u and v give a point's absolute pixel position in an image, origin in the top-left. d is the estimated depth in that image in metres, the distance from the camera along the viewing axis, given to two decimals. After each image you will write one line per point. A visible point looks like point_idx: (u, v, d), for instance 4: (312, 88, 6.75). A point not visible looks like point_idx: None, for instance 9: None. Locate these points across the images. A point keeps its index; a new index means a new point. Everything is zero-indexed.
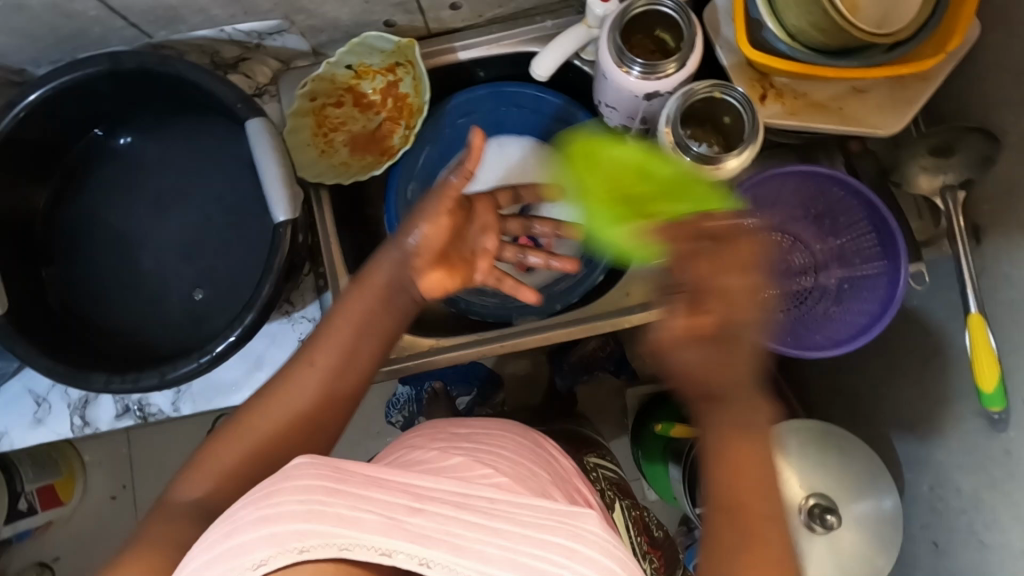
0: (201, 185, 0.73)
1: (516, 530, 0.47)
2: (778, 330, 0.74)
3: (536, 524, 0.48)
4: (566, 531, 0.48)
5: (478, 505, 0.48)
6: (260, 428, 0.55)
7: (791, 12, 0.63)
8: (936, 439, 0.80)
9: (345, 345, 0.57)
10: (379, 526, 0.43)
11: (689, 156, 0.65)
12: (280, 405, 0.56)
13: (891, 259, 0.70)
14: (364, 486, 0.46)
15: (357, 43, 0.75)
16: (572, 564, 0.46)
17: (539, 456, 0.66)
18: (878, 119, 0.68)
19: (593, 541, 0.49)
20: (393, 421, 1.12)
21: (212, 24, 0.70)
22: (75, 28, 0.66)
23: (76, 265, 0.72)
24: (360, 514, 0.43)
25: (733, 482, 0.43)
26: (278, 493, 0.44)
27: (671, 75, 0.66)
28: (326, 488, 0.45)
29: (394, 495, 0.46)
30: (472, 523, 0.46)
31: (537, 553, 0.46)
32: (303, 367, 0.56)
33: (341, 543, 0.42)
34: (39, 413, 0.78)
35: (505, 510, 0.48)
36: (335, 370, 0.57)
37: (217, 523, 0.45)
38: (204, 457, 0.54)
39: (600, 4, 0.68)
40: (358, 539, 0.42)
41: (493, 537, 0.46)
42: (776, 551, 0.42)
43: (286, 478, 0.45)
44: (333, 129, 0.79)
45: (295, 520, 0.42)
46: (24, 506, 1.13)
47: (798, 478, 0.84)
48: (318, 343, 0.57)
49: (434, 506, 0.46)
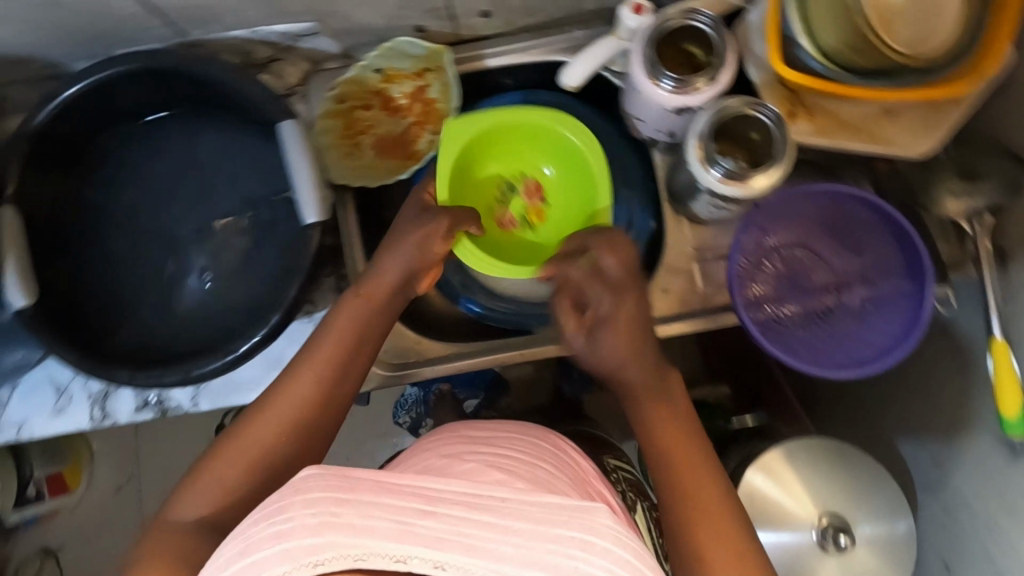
0: (229, 185, 0.74)
1: (527, 526, 0.45)
2: (798, 346, 0.72)
3: (548, 520, 0.45)
4: (579, 525, 0.46)
5: (491, 504, 0.46)
6: (264, 425, 0.58)
7: (828, 32, 0.63)
8: (952, 463, 0.79)
9: (339, 350, 0.61)
10: (392, 533, 0.42)
11: (716, 172, 0.65)
12: (285, 401, 0.59)
13: (916, 280, 0.70)
14: (374, 492, 0.45)
15: (388, 47, 0.77)
16: (587, 556, 0.44)
17: (558, 459, 0.66)
18: (907, 141, 0.69)
19: (607, 533, 0.46)
20: (401, 422, 1.15)
21: (246, 24, 0.71)
22: (113, 25, 0.67)
23: (91, 259, 0.71)
24: (373, 522, 0.43)
25: (663, 441, 0.59)
26: (290, 508, 0.44)
27: (702, 90, 0.66)
28: (336, 498, 0.44)
29: (407, 499, 0.45)
30: (486, 523, 0.44)
31: (552, 548, 0.43)
32: (295, 375, 0.60)
33: (357, 552, 0.41)
34: (60, 403, 0.78)
35: (517, 510, 0.46)
36: (331, 379, 0.60)
37: (231, 541, 0.45)
38: (203, 472, 0.56)
39: (633, 17, 0.69)
40: (373, 547, 0.41)
41: (508, 535, 0.44)
42: (703, 469, 0.58)
43: (295, 492, 0.45)
44: (360, 131, 0.80)
45: (309, 534, 0.42)
46: (32, 493, 1.14)
47: (810, 497, 0.83)
48: (310, 353, 0.61)
49: (445, 507, 0.45)
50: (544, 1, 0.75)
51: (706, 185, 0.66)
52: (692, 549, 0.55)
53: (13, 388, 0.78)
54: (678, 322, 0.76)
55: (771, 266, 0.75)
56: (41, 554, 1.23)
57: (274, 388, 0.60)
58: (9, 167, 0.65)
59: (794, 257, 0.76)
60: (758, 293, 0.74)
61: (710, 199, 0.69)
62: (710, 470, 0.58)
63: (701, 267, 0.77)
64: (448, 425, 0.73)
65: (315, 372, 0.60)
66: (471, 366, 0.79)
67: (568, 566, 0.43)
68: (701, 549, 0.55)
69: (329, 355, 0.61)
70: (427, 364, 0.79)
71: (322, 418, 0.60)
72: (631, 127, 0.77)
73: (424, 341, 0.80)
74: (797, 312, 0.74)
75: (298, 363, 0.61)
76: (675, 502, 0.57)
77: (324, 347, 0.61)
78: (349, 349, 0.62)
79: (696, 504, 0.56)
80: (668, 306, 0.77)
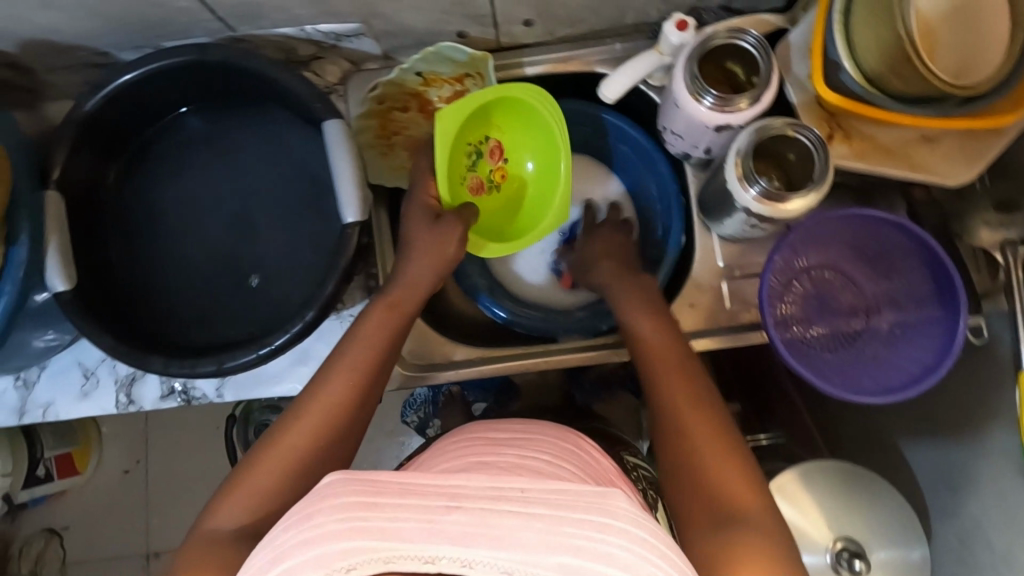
0: (269, 181, 0.76)
1: (549, 512, 0.42)
2: (826, 369, 0.72)
3: (569, 505, 0.43)
4: (598, 509, 0.43)
5: (511, 495, 0.43)
6: (295, 436, 0.58)
7: (872, 58, 0.63)
8: (971, 494, 0.77)
9: (367, 357, 0.62)
10: (419, 532, 0.40)
11: (754, 191, 0.65)
12: (316, 415, 0.59)
13: (948, 308, 0.69)
14: (399, 495, 0.43)
15: (431, 52, 0.75)
16: (607, 537, 0.41)
17: (580, 458, 0.64)
18: (945, 169, 0.69)
19: (623, 514, 0.43)
20: (408, 420, 1.13)
21: (293, 23, 0.72)
22: (164, 17, 0.68)
23: (140, 248, 0.76)
24: (400, 524, 0.41)
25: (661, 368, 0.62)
26: (317, 515, 0.43)
27: (744, 110, 0.66)
28: (364, 503, 0.43)
29: (431, 498, 0.43)
30: (510, 512, 0.42)
31: (573, 531, 0.41)
32: (326, 381, 0.61)
33: (386, 554, 0.39)
34: (86, 386, 0.79)
35: (538, 497, 0.44)
36: (360, 385, 0.61)
37: (262, 550, 0.44)
38: (235, 487, 0.55)
39: (677, 33, 0.69)
40: (401, 550, 0.39)
41: (529, 520, 0.42)
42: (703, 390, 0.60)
43: (322, 499, 0.44)
44: (396, 132, 0.81)
45: (340, 539, 0.41)
46: (41, 472, 1.15)
47: (825, 520, 0.82)
48: (338, 361, 0.62)
49: (469, 501, 0.42)
50: (587, 13, 0.75)
51: (744, 205, 0.66)
52: (676, 430, 0.58)
53: (42, 368, 0.79)
54: (704, 338, 0.76)
55: (800, 287, 0.75)
56: (46, 533, 1.24)
57: (305, 399, 0.60)
58: (57, 151, 0.67)
59: (823, 278, 0.76)
60: (786, 313, 0.74)
61: (746, 219, 0.69)
62: (704, 390, 0.60)
63: (730, 285, 0.77)
64: (466, 428, 0.70)
65: (344, 379, 0.61)
66: (497, 372, 0.79)
67: (590, 550, 0.40)
68: (686, 430, 0.57)
69: (358, 362, 0.62)
70: (452, 369, 0.79)
71: (349, 425, 0.60)
72: (666, 141, 0.77)
73: (449, 344, 0.80)
74: (824, 334, 0.74)
75: (327, 371, 0.62)
76: (659, 392, 0.61)
77: (354, 353, 0.62)
78: (376, 356, 0.63)
79: (680, 393, 0.60)
80: (696, 322, 0.77)
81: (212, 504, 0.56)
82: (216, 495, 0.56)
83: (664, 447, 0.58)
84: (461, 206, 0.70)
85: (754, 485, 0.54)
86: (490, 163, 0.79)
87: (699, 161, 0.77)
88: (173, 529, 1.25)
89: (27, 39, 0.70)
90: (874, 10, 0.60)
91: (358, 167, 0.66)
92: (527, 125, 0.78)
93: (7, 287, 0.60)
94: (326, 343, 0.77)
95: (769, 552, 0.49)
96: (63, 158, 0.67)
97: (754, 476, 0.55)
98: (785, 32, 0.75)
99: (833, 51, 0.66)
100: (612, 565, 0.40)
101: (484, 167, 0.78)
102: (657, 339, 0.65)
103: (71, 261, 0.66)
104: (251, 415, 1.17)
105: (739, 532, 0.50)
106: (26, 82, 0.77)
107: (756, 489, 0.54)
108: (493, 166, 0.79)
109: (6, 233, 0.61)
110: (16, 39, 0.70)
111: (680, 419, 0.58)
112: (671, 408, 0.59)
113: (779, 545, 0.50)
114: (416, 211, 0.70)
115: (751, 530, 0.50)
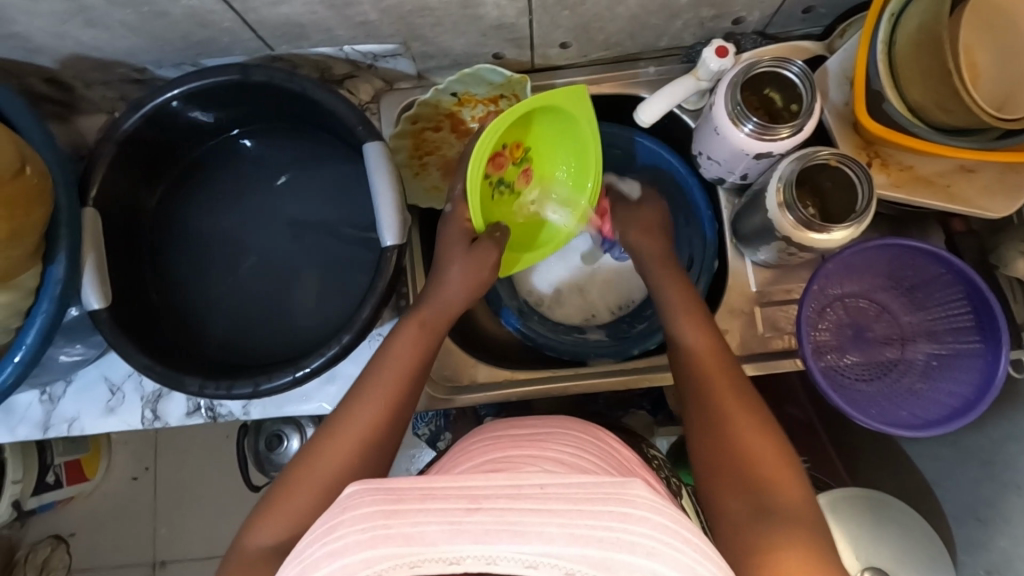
0: (309, 195, 0.79)
1: (568, 507, 0.39)
2: (863, 400, 0.72)
3: (584, 497, 0.40)
4: (617, 499, 0.40)
5: (530, 492, 0.40)
6: (328, 471, 0.56)
7: (915, 88, 0.61)
8: (1000, 525, 0.75)
9: (400, 373, 0.62)
10: (441, 534, 0.37)
11: (790, 215, 0.64)
12: (358, 426, 0.59)
13: (988, 341, 0.69)
14: (420, 500, 0.40)
15: (468, 74, 0.76)
16: (626, 526, 0.39)
17: (602, 450, 0.62)
18: (984, 200, 0.69)
19: (643, 502, 0.40)
20: (419, 433, 1.00)
21: (331, 43, 0.72)
22: (207, 36, 0.69)
23: (174, 262, 0.78)
24: (422, 527, 0.38)
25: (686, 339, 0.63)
26: (340, 527, 0.41)
27: (783, 139, 0.65)
28: (384, 511, 0.40)
29: (449, 501, 0.40)
30: (530, 510, 0.39)
31: (592, 523, 0.38)
32: (359, 402, 0.60)
33: (411, 559, 0.37)
34: (112, 401, 0.78)
35: (556, 493, 0.40)
36: (392, 406, 0.60)
37: (291, 560, 0.42)
38: (271, 504, 0.55)
39: (718, 59, 0.68)
40: (425, 553, 0.37)
41: (551, 516, 0.38)
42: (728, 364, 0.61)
43: (344, 511, 0.42)
44: (428, 152, 0.82)
45: (361, 549, 0.38)
46: (51, 480, 1.13)
47: (850, 547, 0.78)
48: (366, 388, 0.61)
49: (489, 501, 0.39)
50: (624, 37, 0.75)
51: (779, 230, 0.66)
52: (705, 405, 0.58)
53: (68, 383, 0.79)
54: None
55: (834, 316, 0.76)
56: (52, 540, 1.23)
57: (337, 418, 0.60)
58: (97, 168, 0.68)
59: (858, 307, 0.77)
60: (820, 340, 0.76)
61: (781, 246, 0.69)
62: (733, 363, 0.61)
63: (762, 310, 0.76)
64: (491, 426, 0.67)
65: (376, 399, 0.60)
66: (520, 396, 0.79)
67: (613, 541, 0.38)
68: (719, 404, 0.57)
69: (391, 383, 0.61)
70: (478, 390, 0.79)
71: (382, 442, 0.59)
72: (699, 165, 0.77)
73: (477, 364, 0.80)
74: (858, 362, 0.76)
75: (360, 391, 0.61)
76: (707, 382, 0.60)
77: (384, 377, 0.61)
78: (408, 373, 0.62)
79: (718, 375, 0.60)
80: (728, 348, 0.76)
81: (251, 521, 0.56)
82: (253, 511, 0.56)
83: (695, 430, 0.58)
84: (496, 231, 0.70)
85: (788, 468, 0.53)
86: (520, 163, 0.77)
87: (733, 185, 0.78)
88: (180, 538, 1.23)
89: (68, 55, 0.70)
90: (924, 37, 0.58)
91: (397, 188, 0.66)
92: (558, 134, 0.77)
93: (45, 305, 0.60)
94: (355, 363, 0.77)
95: (808, 539, 0.48)
96: (102, 174, 0.69)
97: (792, 464, 0.54)
98: (822, 59, 0.75)
99: (874, 79, 0.65)
100: (634, 554, 0.37)
101: (511, 168, 0.77)
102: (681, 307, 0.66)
103: (108, 281, 0.67)
104: (263, 425, 1.12)
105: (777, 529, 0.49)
106: (62, 96, 0.78)
107: (788, 469, 0.53)
108: (521, 187, 0.78)
109: (45, 250, 0.61)
110: (58, 56, 0.70)
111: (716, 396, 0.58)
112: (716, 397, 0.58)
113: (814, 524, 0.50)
114: (452, 235, 0.69)
115: (787, 518, 0.49)
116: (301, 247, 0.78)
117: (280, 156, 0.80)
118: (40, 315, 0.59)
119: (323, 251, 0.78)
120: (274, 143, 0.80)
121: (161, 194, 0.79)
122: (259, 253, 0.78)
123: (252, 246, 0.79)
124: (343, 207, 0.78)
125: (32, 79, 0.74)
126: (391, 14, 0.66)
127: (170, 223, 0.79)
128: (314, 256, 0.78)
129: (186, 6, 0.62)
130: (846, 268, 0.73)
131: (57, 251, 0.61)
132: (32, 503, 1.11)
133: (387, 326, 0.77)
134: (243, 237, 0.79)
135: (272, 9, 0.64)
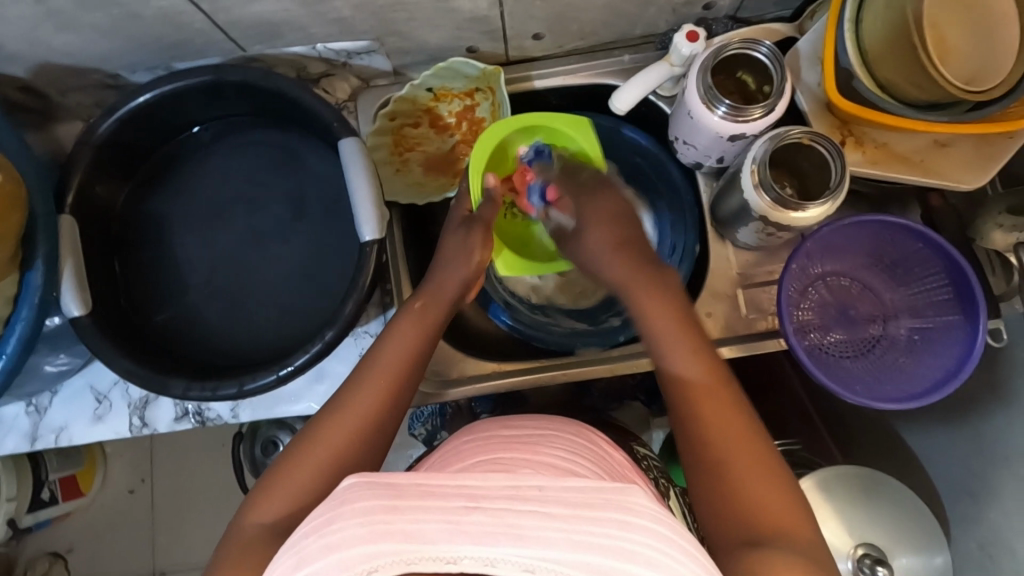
0: (290, 194, 0.79)
1: (568, 512, 0.39)
2: (848, 376, 0.72)
3: (587, 504, 0.40)
4: (618, 506, 0.41)
5: (531, 493, 0.40)
6: (320, 456, 0.56)
7: (885, 65, 0.62)
8: (991, 499, 0.76)
9: (401, 360, 0.62)
10: (441, 533, 0.38)
11: (769, 196, 0.65)
12: (356, 411, 0.58)
13: (967, 314, 0.70)
14: (420, 497, 0.40)
15: (443, 68, 0.77)
16: (628, 535, 0.39)
17: (594, 453, 0.62)
18: (959, 173, 0.70)
19: (645, 511, 0.41)
20: (415, 433, 1.00)
21: (306, 41, 0.72)
22: (180, 38, 0.68)
23: (155, 266, 0.78)
24: (422, 525, 0.38)
25: (682, 369, 0.56)
26: (337, 519, 0.40)
27: (757, 120, 0.66)
28: (383, 506, 0.40)
29: (449, 499, 0.40)
30: (528, 512, 0.39)
31: (593, 529, 0.38)
32: (357, 390, 0.60)
33: (409, 556, 0.37)
34: (100, 410, 0.78)
35: (557, 496, 0.41)
36: (393, 392, 0.60)
37: (285, 553, 0.42)
38: (263, 489, 0.55)
39: (688, 44, 0.69)
40: (424, 551, 0.37)
41: (550, 520, 0.39)
42: (727, 399, 0.55)
43: (342, 503, 0.41)
44: (408, 148, 0.82)
45: (358, 544, 0.38)
46: (46, 496, 1.12)
47: (844, 526, 0.78)
48: (368, 373, 0.61)
49: (489, 501, 0.39)
50: (598, 27, 0.76)
51: (756, 210, 0.66)
52: (703, 450, 0.53)
53: (55, 393, 0.78)
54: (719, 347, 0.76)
55: (817, 294, 0.77)
56: (51, 557, 1.22)
57: (333, 407, 0.59)
58: (74, 172, 0.69)
59: (841, 286, 0.77)
60: (804, 319, 0.76)
61: (761, 227, 0.69)
62: (734, 396, 0.55)
63: (745, 293, 0.77)
64: (480, 424, 0.67)
65: (377, 384, 0.60)
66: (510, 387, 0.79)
67: (614, 548, 0.38)
68: (716, 444, 0.53)
69: (388, 373, 0.61)
70: (467, 384, 0.79)
71: (380, 424, 0.59)
72: (678, 152, 0.77)
73: (466, 358, 0.81)
74: (843, 339, 0.76)
75: (360, 375, 0.61)
76: (679, 389, 0.56)
77: (382, 365, 0.61)
78: (402, 367, 0.61)
79: (716, 412, 0.54)
80: (715, 331, 0.76)
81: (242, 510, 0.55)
82: (248, 497, 0.56)
83: (696, 474, 0.53)
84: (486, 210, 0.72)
85: (798, 512, 0.49)
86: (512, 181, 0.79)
87: (712, 169, 0.78)
88: (180, 547, 1.23)
89: (41, 62, 0.70)
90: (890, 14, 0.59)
91: (373, 184, 0.67)
92: None
93: (24, 312, 0.60)
94: (341, 361, 0.77)
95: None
96: (80, 178, 0.69)
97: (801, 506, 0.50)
98: (794, 41, 0.76)
99: (845, 60, 0.66)
100: (636, 563, 0.37)
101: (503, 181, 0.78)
102: (675, 328, 0.59)
103: (86, 287, 0.67)
104: (259, 430, 1.12)
105: (779, 543, 0.46)
106: (37, 104, 0.77)
107: (796, 512, 0.49)
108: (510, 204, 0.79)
109: (23, 256, 0.60)
110: (31, 63, 0.70)
111: (712, 434, 0.53)
112: (689, 406, 0.55)
113: (805, 525, 0.49)
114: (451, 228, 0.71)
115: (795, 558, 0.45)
116: (284, 249, 0.78)
117: (259, 157, 0.80)
118: (20, 323, 0.59)
119: (306, 249, 0.78)
120: (255, 146, 0.80)
121: (139, 198, 0.79)
122: (242, 254, 0.78)
123: (231, 247, 0.78)
124: (326, 208, 0.78)
125: (7, 88, 0.74)
126: (363, 10, 0.66)
127: (149, 228, 0.79)
128: (297, 256, 0.78)
129: (156, 7, 0.62)
130: (824, 249, 0.74)
131: (36, 258, 0.60)
132: (28, 520, 1.10)
133: (373, 323, 0.77)
134: (225, 238, 0.79)
135: (243, 9, 0.64)
